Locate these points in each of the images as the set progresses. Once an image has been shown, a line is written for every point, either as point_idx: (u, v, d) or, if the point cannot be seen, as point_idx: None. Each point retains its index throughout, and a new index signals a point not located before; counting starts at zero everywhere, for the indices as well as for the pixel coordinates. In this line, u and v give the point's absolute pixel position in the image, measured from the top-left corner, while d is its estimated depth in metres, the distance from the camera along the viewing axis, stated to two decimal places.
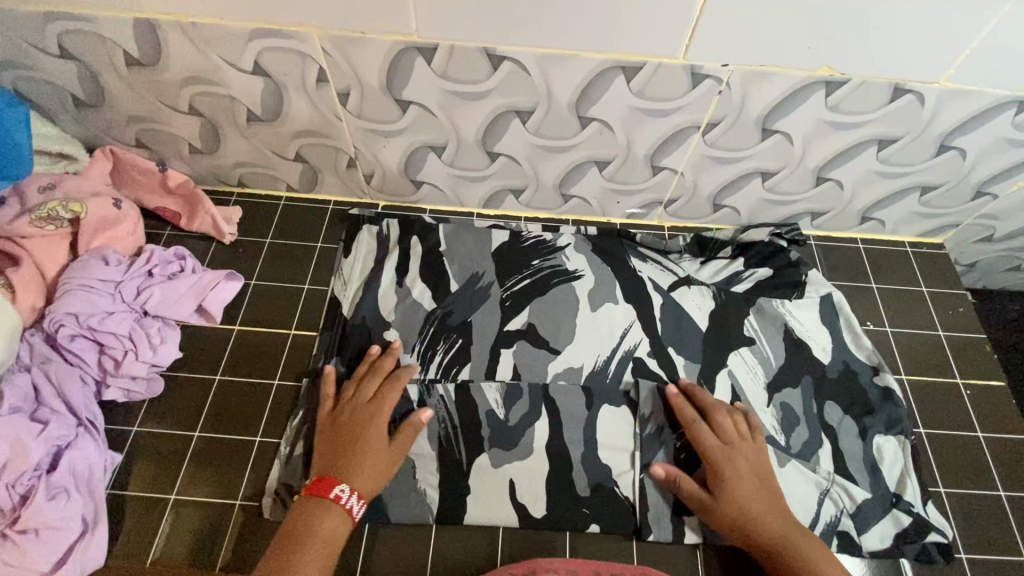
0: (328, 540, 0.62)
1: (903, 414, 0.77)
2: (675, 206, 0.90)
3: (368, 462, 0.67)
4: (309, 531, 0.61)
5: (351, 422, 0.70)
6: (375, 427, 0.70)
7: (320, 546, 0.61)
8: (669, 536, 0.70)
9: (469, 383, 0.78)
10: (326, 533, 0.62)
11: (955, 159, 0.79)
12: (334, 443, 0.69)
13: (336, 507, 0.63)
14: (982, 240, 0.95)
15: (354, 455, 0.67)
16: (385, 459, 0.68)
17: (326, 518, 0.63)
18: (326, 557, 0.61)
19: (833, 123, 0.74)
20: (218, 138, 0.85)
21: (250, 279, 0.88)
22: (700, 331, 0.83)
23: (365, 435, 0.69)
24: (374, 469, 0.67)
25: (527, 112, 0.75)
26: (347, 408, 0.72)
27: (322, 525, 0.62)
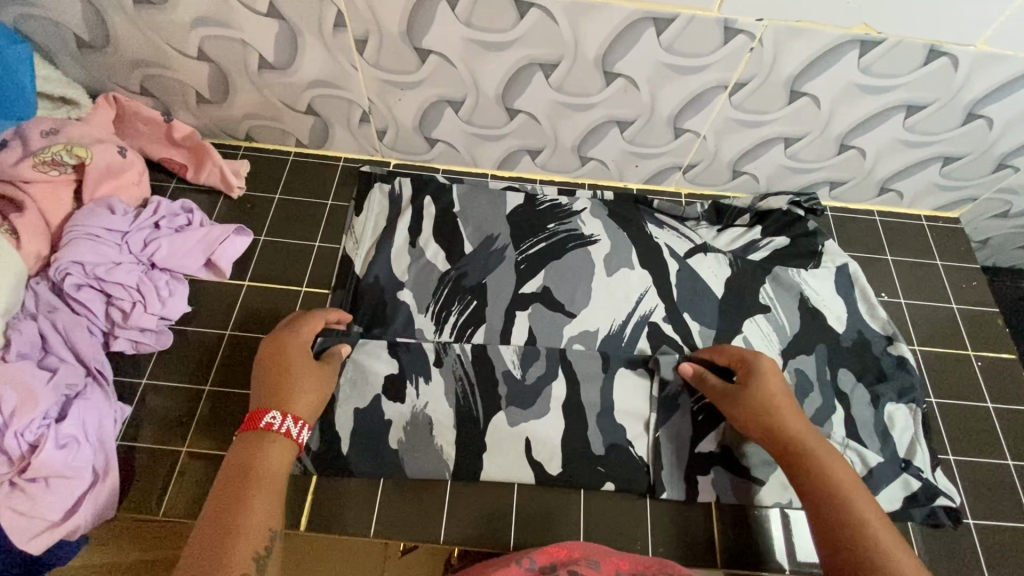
0: (275, 472, 0.57)
1: (915, 382, 0.77)
2: (694, 171, 0.89)
3: (305, 387, 0.64)
4: (254, 470, 0.56)
5: (279, 354, 0.66)
6: (298, 351, 0.66)
7: (265, 480, 0.55)
8: (682, 496, 0.71)
9: (486, 345, 0.77)
10: (273, 467, 0.57)
11: (981, 129, 0.78)
12: (260, 384, 0.63)
13: (273, 436, 0.59)
14: (998, 216, 0.94)
15: (284, 384, 0.63)
16: (318, 381, 0.65)
17: (269, 452, 0.57)
18: (276, 488, 0.56)
19: (863, 87, 0.73)
20: (227, 86, 0.82)
21: (259, 235, 0.86)
22: (716, 297, 0.83)
23: (290, 360, 0.65)
24: (309, 393, 0.64)
25: (552, 65, 0.73)
26: (270, 338, 0.68)
27: (266, 460, 0.57)
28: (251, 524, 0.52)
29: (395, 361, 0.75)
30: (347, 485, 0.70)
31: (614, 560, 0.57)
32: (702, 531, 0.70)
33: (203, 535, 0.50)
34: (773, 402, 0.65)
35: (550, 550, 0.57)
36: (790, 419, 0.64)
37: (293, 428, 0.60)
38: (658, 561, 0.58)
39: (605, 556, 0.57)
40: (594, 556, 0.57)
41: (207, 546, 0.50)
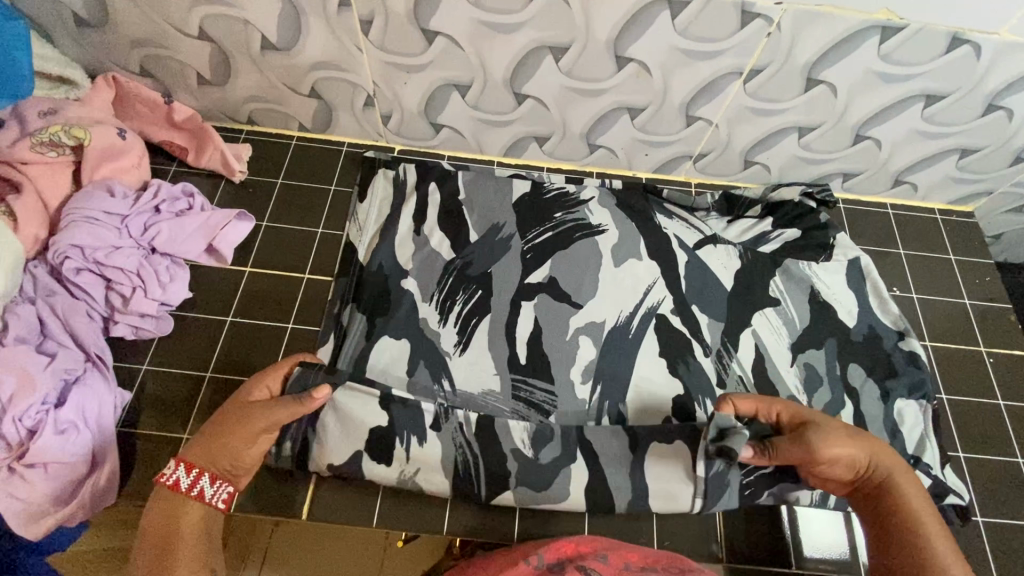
0: (190, 529, 0.58)
1: (926, 378, 0.76)
2: (704, 161, 0.87)
3: (230, 444, 0.61)
4: (165, 533, 0.57)
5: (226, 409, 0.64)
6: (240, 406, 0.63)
7: (173, 543, 0.57)
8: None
9: (497, 415, 0.71)
10: (178, 524, 0.58)
11: (1001, 120, 0.76)
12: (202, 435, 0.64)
13: (167, 491, 0.59)
14: (1013, 210, 0.93)
15: (205, 441, 0.61)
16: (247, 432, 0.61)
17: (176, 510, 0.58)
18: (189, 548, 0.57)
19: (883, 75, 0.71)
20: (229, 67, 0.80)
21: (261, 220, 0.84)
22: (725, 290, 0.82)
23: (230, 413, 0.63)
24: (231, 446, 0.61)
25: (562, 49, 0.71)
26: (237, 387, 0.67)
27: (180, 521, 0.58)
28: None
29: (385, 414, 0.69)
30: (350, 476, 0.69)
31: (622, 553, 0.59)
32: (707, 525, 0.69)
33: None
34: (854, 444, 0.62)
35: (558, 547, 0.59)
36: (881, 457, 0.62)
37: (183, 479, 0.59)
38: (667, 555, 0.60)
39: (614, 550, 0.59)
40: (602, 550, 0.59)
41: None
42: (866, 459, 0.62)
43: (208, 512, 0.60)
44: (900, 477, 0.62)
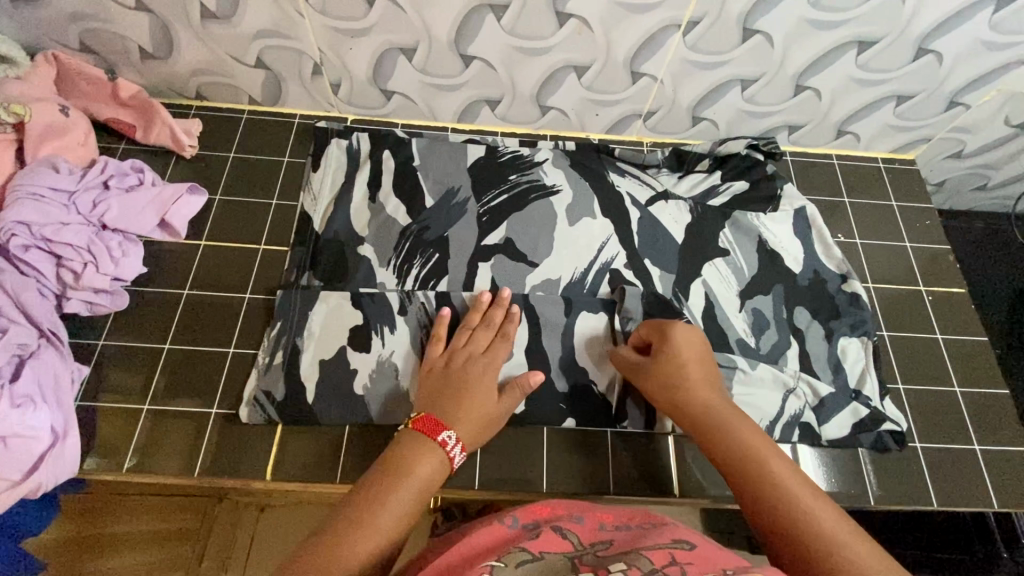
0: (427, 480, 0.55)
1: (867, 317, 0.80)
2: (654, 118, 0.89)
3: (471, 405, 0.63)
4: (404, 471, 0.54)
5: (459, 365, 0.68)
6: (480, 367, 0.67)
7: (410, 485, 0.53)
8: (639, 423, 0.74)
9: (449, 292, 0.77)
10: (424, 474, 0.55)
11: (932, 65, 0.78)
12: (433, 395, 0.64)
13: (440, 451, 0.57)
14: (952, 156, 0.96)
15: (461, 399, 0.64)
16: (486, 412, 0.64)
17: (426, 459, 0.56)
18: (419, 501, 0.53)
19: (814, 23, 0.72)
20: (171, 39, 0.79)
21: (214, 194, 0.84)
22: (676, 243, 0.84)
23: (466, 376, 0.66)
24: (474, 419, 0.63)
25: (502, 6, 0.71)
26: (455, 349, 0.70)
27: (417, 467, 0.55)
28: (383, 522, 0.50)
29: (358, 312, 0.75)
30: (311, 434, 0.70)
31: (598, 514, 0.54)
32: (662, 464, 0.73)
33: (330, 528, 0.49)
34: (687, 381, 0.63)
35: (533, 508, 0.54)
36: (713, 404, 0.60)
37: (452, 445, 0.58)
38: (641, 512, 0.55)
39: (589, 511, 0.53)
40: (577, 511, 0.54)
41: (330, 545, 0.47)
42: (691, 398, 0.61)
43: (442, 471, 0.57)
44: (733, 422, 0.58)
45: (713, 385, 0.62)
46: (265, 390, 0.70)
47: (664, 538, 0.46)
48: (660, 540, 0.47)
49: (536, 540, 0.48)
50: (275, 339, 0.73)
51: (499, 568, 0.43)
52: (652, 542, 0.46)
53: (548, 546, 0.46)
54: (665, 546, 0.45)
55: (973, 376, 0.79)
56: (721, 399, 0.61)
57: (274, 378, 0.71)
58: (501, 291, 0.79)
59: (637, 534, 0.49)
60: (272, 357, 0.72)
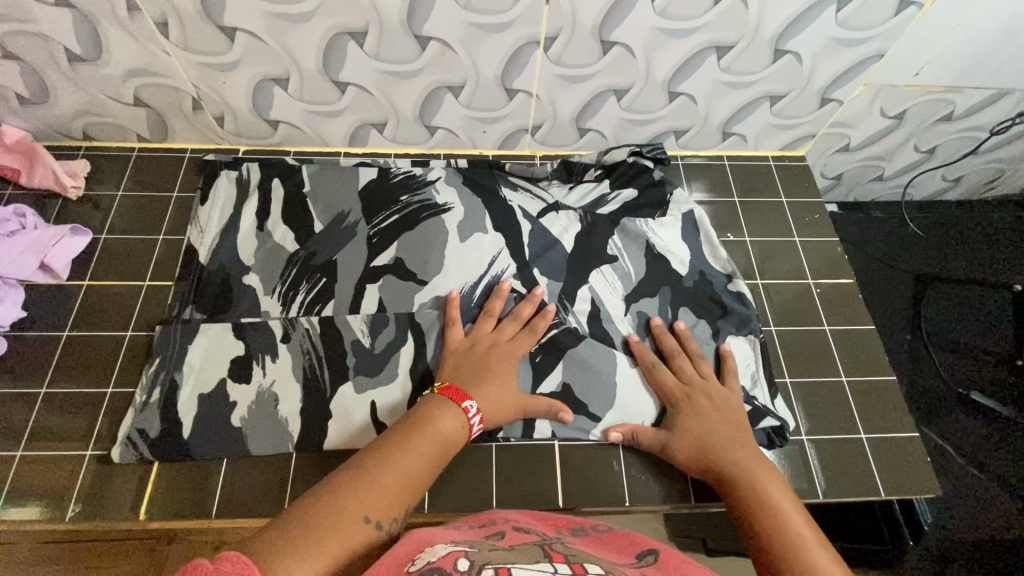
0: (446, 437, 0.61)
1: (752, 314, 0.80)
2: (542, 132, 0.91)
3: (493, 387, 0.68)
4: (428, 424, 0.60)
5: (482, 351, 0.72)
6: (504, 353, 0.72)
7: (429, 435, 0.59)
8: (519, 432, 0.72)
9: (333, 316, 0.77)
10: (445, 428, 0.61)
11: (793, 65, 0.80)
12: (456, 373, 0.69)
13: (460, 413, 0.63)
14: (840, 150, 0.98)
15: (480, 378, 0.69)
16: (510, 392, 0.69)
17: (448, 417, 0.62)
18: (435, 454, 0.59)
19: (668, 31, 0.74)
20: (45, 86, 0.79)
21: (101, 233, 0.84)
22: (565, 252, 0.85)
23: (492, 361, 0.71)
24: (495, 394, 0.68)
25: (360, 33, 0.72)
26: (476, 334, 0.74)
27: (437, 423, 0.61)
28: (407, 464, 0.55)
29: (240, 343, 0.75)
30: (188, 469, 0.69)
31: (548, 523, 0.55)
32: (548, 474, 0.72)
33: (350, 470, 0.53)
34: (699, 404, 0.70)
35: (486, 518, 0.55)
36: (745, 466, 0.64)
37: (472, 413, 0.64)
38: (592, 521, 0.57)
39: (543, 521, 0.55)
40: (530, 521, 0.55)
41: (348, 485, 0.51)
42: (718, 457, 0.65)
43: (458, 431, 0.62)
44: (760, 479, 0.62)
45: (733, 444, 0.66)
46: (140, 428, 0.70)
47: (640, 548, 0.48)
48: (633, 548, 0.49)
49: (501, 538, 0.48)
50: (154, 375, 0.73)
51: (473, 551, 0.42)
52: (628, 551, 0.48)
53: (518, 541, 0.47)
54: (642, 555, 0.47)
55: (860, 364, 0.80)
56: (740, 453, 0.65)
57: (150, 416, 0.70)
58: (386, 311, 0.78)
59: (595, 541, 0.51)
60: (149, 395, 0.71)
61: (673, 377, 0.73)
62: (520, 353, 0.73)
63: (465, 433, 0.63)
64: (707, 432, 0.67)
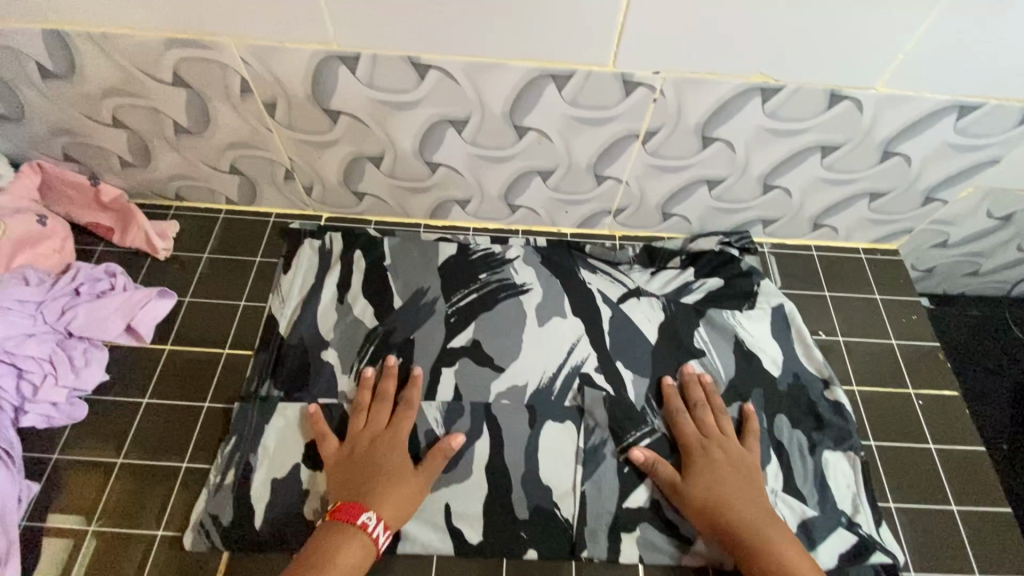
0: (347, 573, 0.60)
1: (852, 428, 0.76)
2: (624, 214, 0.89)
3: (395, 492, 0.66)
4: (331, 557, 0.60)
5: (366, 451, 0.69)
6: (382, 453, 0.69)
7: (336, 568, 0.60)
8: (603, 553, 0.67)
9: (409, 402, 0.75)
10: (343, 560, 0.60)
11: (901, 166, 0.76)
12: (350, 477, 0.67)
13: (360, 535, 0.62)
14: (937, 245, 0.94)
15: (380, 482, 0.66)
16: (415, 488, 0.67)
17: (347, 545, 0.61)
18: None
19: (774, 131, 0.71)
20: (148, 152, 0.81)
21: (184, 296, 0.85)
22: (649, 344, 0.81)
23: (378, 465, 0.68)
24: (405, 494, 0.66)
25: (462, 121, 0.72)
26: (355, 434, 0.71)
27: (337, 556, 0.60)
28: None
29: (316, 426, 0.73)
30: (257, 561, 0.67)
31: None
32: None
33: None
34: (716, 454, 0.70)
35: None
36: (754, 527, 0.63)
37: (371, 526, 0.63)
38: None
39: None
40: None
41: None
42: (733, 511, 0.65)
43: (365, 554, 0.62)
44: (777, 541, 0.62)
45: (747, 498, 0.66)
46: (213, 512, 0.68)
47: None
48: None
49: None
50: (230, 455, 0.71)
51: None
52: None
53: None
54: None
55: (970, 491, 0.75)
56: (753, 507, 0.65)
57: (223, 500, 0.69)
58: (462, 400, 0.76)
59: None
60: (223, 476, 0.70)
61: (694, 426, 0.73)
62: (403, 441, 0.71)
63: (375, 550, 0.63)
64: (730, 490, 0.66)
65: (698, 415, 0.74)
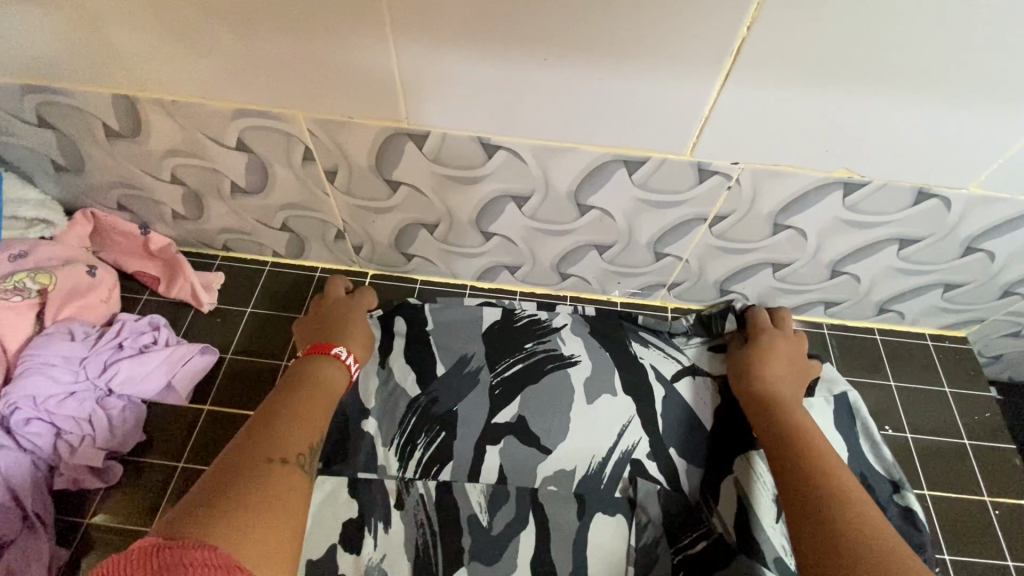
0: (330, 389, 0.70)
1: (927, 540, 0.70)
2: (679, 288, 0.85)
3: (356, 334, 0.78)
4: (310, 386, 0.68)
5: (330, 311, 0.81)
6: (344, 309, 0.81)
7: (318, 392, 0.68)
8: None
9: (452, 483, 0.72)
10: (327, 378, 0.70)
11: (983, 262, 0.72)
12: (320, 329, 0.79)
13: (336, 361, 0.73)
14: (1010, 336, 0.88)
15: (344, 327, 0.78)
16: (368, 335, 0.80)
17: (326, 373, 0.71)
18: (322, 409, 0.66)
19: (851, 223, 0.68)
20: (201, 206, 0.81)
21: (226, 352, 0.83)
22: (704, 432, 0.78)
23: (339, 318, 0.80)
24: (363, 338, 0.78)
25: (524, 197, 0.70)
26: (320, 305, 0.82)
27: (318, 377, 0.69)
28: (299, 416, 0.63)
29: (354, 503, 0.70)
30: None
31: None
32: None
33: (238, 453, 0.55)
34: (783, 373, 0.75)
35: None
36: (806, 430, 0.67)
37: (343, 354, 0.74)
38: None
39: None
40: None
41: (224, 475, 0.52)
42: (786, 404, 0.71)
43: (342, 376, 0.72)
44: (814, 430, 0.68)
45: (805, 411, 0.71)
46: None
47: None
48: None
49: None
50: None
51: None
52: None
53: None
54: None
55: None
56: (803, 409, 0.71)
57: None
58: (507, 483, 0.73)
59: None
60: None
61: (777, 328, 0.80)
62: (364, 301, 0.82)
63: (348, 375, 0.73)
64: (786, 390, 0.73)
65: (782, 351, 0.77)
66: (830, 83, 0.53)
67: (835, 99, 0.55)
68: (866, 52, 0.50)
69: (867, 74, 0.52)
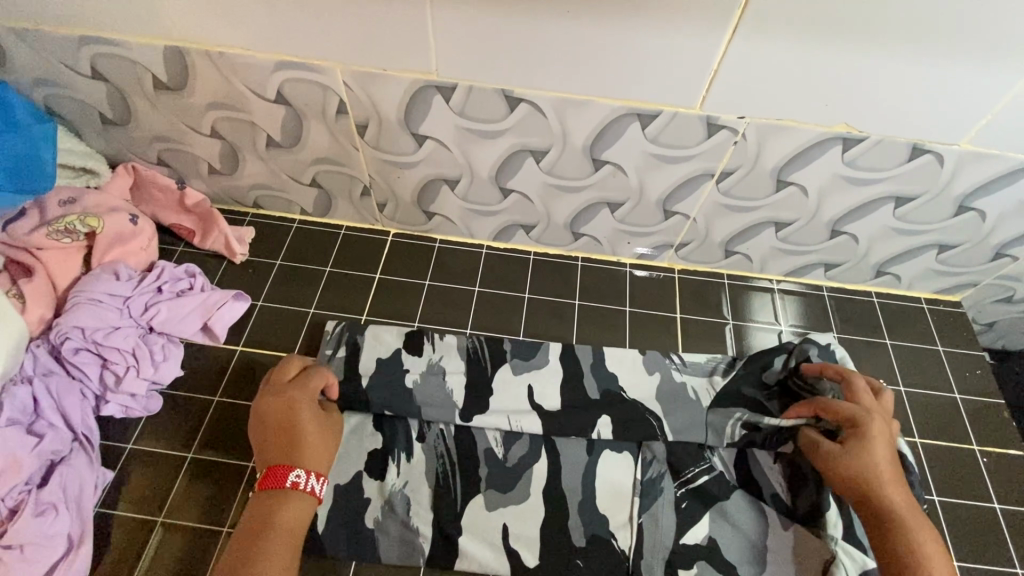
0: (291, 528, 0.62)
1: (915, 480, 0.74)
2: (686, 249, 0.90)
3: (313, 436, 0.67)
4: (267, 530, 0.61)
5: (277, 417, 0.67)
6: (288, 416, 0.67)
7: (277, 536, 0.61)
8: None
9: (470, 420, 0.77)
10: (287, 520, 0.62)
11: (975, 220, 0.77)
12: (269, 440, 0.67)
13: (295, 492, 0.63)
14: (1001, 301, 0.92)
15: (296, 443, 0.66)
16: (327, 435, 0.69)
17: (285, 507, 0.63)
18: (283, 550, 0.60)
19: (850, 179, 0.73)
20: (237, 161, 0.85)
21: (257, 300, 0.88)
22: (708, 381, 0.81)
23: (284, 424, 0.67)
24: (322, 449, 0.67)
25: (542, 152, 0.74)
26: (265, 397, 0.69)
27: (279, 514, 0.62)
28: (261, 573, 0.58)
29: (379, 435, 0.75)
30: (316, 565, 0.68)
31: None
32: None
33: None
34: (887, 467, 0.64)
35: None
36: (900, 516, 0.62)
37: (301, 479, 0.64)
38: None
39: None
40: None
41: None
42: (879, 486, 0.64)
43: (307, 502, 0.64)
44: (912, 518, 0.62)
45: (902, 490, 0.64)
46: None
47: None
48: None
49: None
50: None
51: None
52: None
53: None
54: None
55: None
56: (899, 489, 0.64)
57: None
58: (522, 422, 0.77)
59: None
60: None
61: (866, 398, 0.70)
62: (310, 389, 0.70)
63: (314, 499, 0.64)
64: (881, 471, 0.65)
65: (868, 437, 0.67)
66: (829, 37, 0.58)
67: (834, 53, 0.59)
68: (864, 7, 0.55)
69: (865, 28, 0.57)
